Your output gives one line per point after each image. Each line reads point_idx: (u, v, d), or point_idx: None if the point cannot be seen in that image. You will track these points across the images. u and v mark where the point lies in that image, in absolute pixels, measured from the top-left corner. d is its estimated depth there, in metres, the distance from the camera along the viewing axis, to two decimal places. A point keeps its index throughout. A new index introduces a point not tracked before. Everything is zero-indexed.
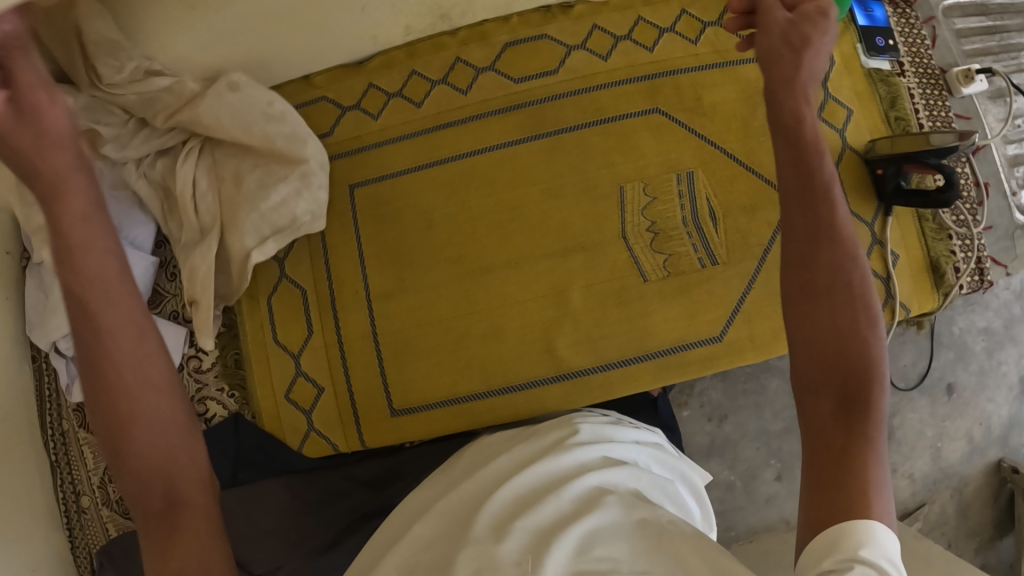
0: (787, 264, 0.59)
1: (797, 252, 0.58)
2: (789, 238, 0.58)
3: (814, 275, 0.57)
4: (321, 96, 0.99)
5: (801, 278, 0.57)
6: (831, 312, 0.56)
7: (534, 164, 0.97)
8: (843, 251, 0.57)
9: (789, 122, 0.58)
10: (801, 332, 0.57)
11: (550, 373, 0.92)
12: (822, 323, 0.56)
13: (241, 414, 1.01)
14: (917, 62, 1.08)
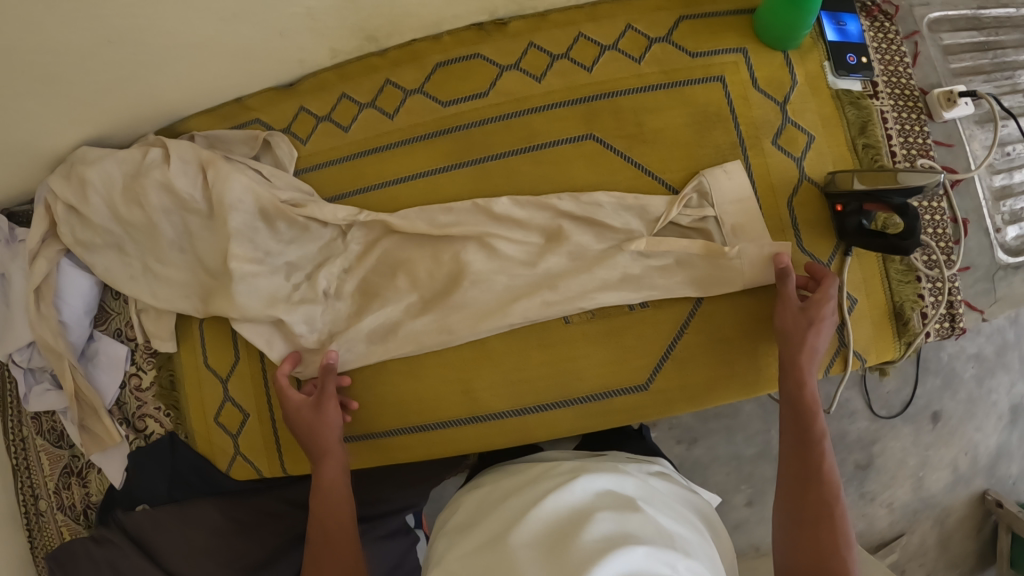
0: (783, 488, 0.80)
1: (804, 483, 0.78)
2: (792, 469, 0.80)
3: (804, 479, 0.78)
4: (256, 118, 1.05)
5: (810, 495, 0.77)
6: (816, 516, 0.75)
7: (457, 193, 0.94)
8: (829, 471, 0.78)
9: (796, 404, 0.82)
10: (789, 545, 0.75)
11: (467, 413, 0.91)
12: (814, 520, 0.75)
13: (176, 434, 1.07)
14: (892, 82, 0.98)
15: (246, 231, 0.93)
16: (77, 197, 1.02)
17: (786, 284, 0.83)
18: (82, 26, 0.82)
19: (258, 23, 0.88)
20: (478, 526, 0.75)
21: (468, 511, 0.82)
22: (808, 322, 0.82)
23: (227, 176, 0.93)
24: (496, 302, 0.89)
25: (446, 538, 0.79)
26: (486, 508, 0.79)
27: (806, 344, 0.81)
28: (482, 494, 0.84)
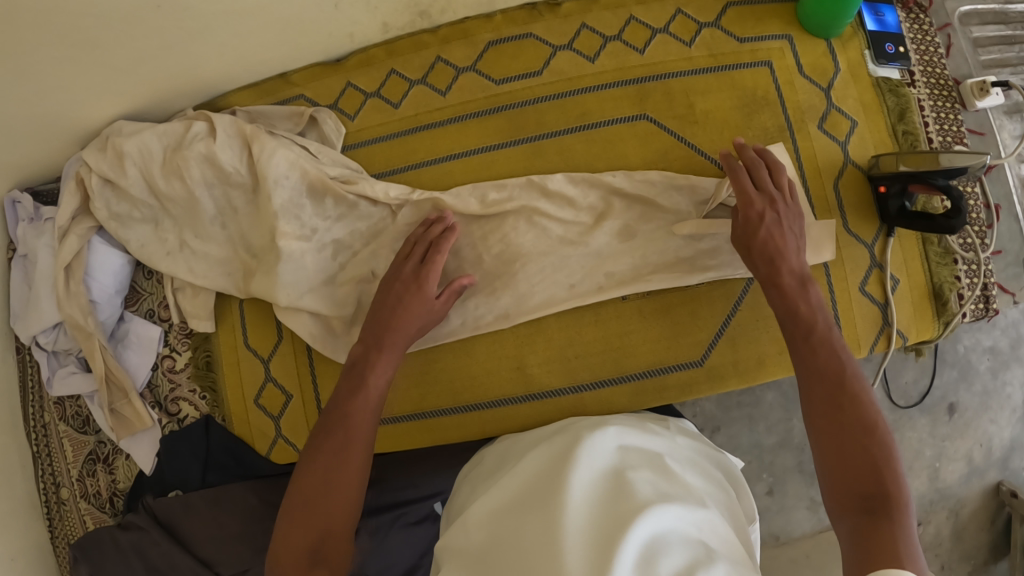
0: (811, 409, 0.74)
1: (825, 382, 0.74)
2: (809, 401, 0.74)
3: (827, 385, 0.74)
4: (300, 95, 1.04)
5: (830, 404, 0.72)
6: (847, 416, 0.71)
7: (509, 169, 0.95)
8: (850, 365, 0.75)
9: (783, 312, 0.80)
10: (825, 462, 0.70)
11: (521, 391, 0.90)
12: (847, 434, 0.70)
13: (212, 417, 1.04)
14: (928, 72, 1.01)
15: (294, 205, 0.93)
16: (114, 171, 1.00)
17: (738, 178, 0.82)
18: None
19: None
20: (507, 481, 0.76)
21: (492, 463, 0.84)
22: (766, 245, 0.81)
23: (272, 151, 0.92)
24: (546, 279, 0.89)
25: (471, 487, 0.81)
26: (508, 464, 0.81)
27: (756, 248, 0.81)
28: (506, 448, 0.86)
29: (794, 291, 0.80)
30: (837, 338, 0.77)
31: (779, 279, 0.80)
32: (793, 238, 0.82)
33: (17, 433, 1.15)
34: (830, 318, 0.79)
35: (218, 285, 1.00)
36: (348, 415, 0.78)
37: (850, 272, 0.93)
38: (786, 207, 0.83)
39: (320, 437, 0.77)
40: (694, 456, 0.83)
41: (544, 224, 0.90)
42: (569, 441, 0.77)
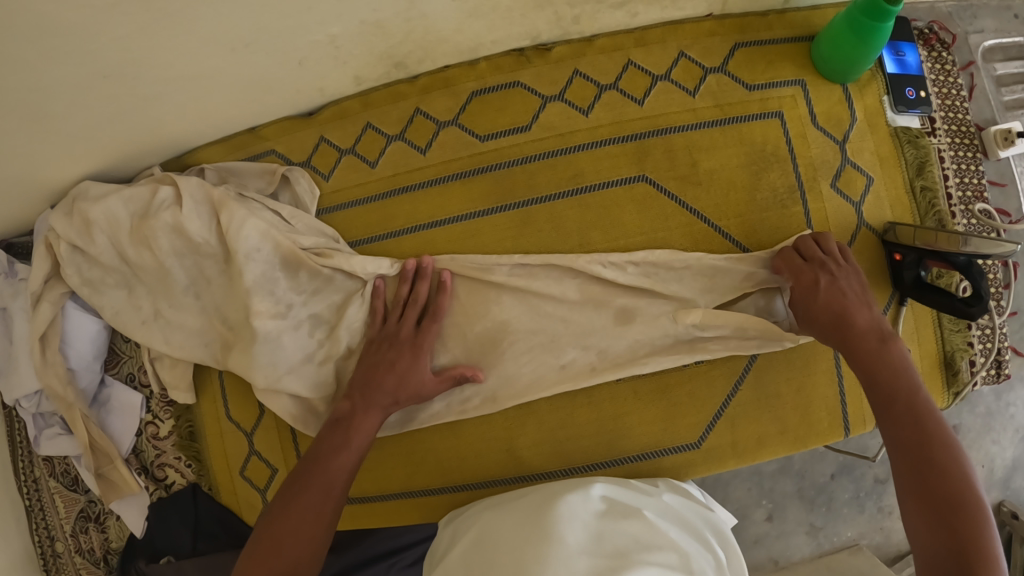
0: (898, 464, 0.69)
1: (904, 448, 0.69)
2: (898, 446, 0.70)
3: (912, 445, 0.69)
4: (271, 150, 0.94)
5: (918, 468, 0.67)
6: (938, 493, 0.65)
7: (499, 239, 0.86)
8: (938, 424, 0.70)
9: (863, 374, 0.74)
10: (915, 507, 0.66)
11: (512, 474, 0.87)
12: (934, 493, 0.65)
13: (198, 485, 1.03)
14: (950, 118, 0.94)
15: (267, 279, 0.86)
16: (83, 238, 0.93)
17: (789, 270, 0.80)
18: (75, 61, 0.73)
19: (273, 50, 0.79)
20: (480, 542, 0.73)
21: (472, 515, 0.81)
22: (830, 297, 0.77)
23: (241, 221, 0.85)
24: (541, 359, 0.85)
25: (450, 538, 0.79)
26: (486, 518, 0.78)
27: (822, 311, 0.77)
28: (491, 500, 0.82)
29: (877, 352, 0.75)
30: (927, 403, 0.71)
31: (857, 342, 0.75)
32: (857, 299, 0.78)
33: (9, 489, 1.15)
34: (918, 381, 0.73)
35: (197, 356, 0.95)
36: (328, 465, 0.75)
37: None
38: (842, 271, 0.79)
39: (298, 489, 0.73)
40: (682, 517, 0.77)
41: (537, 301, 0.85)
42: (543, 507, 0.74)
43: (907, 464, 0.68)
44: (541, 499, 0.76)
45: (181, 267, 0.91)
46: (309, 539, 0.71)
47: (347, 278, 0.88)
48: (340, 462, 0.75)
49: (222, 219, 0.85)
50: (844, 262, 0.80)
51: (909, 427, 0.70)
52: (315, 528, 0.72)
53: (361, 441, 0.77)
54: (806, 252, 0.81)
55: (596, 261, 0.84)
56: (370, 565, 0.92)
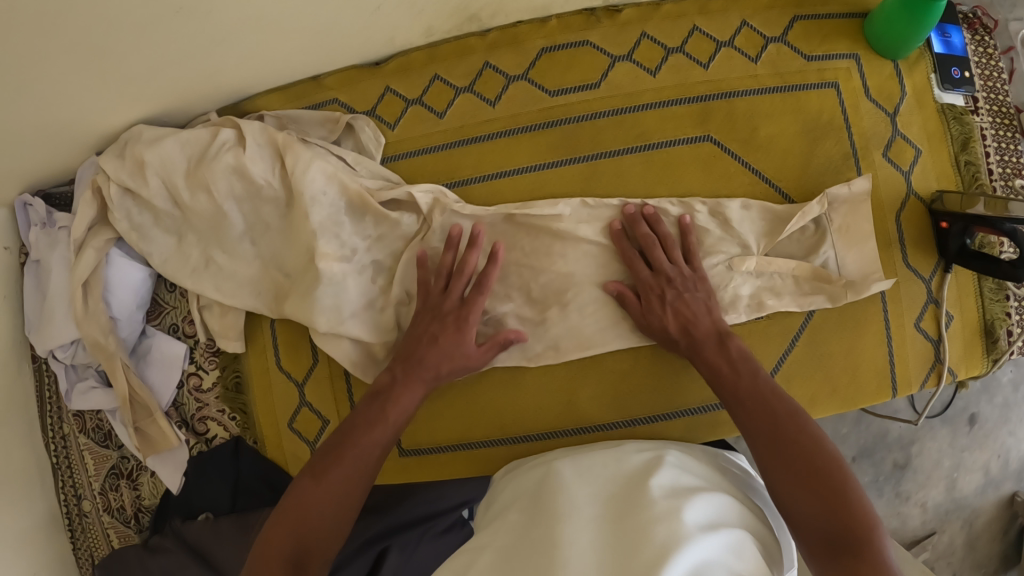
0: (761, 445, 0.72)
1: (765, 429, 0.72)
2: (764, 454, 0.71)
3: (770, 427, 0.72)
4: (334, 99, 0.95)
5: (775, 447, 0.70)
6: (812, 470, 0.67)
7: (567, 191, 0.88)
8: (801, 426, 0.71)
9: (711, 377, 0.78)
10: (799, 503, 0.66)
11: (572, 423, 0.87)
12: (794, 460, 0.68)
13: (242, 439, 1.01)
14: (991, 99, 0.98)
15: (333, 223, 0.87)
16: (135, 180, 0.93)
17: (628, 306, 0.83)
18: None
19: None
20: (539, 497, 0.72)
21: (509, 474, 0.81)
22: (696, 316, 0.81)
23: (307, 163, 0.86)
24: (602, 311, 0.85)
25: (505, 495, 0.78)
26: (541, 479, 0.76)
27: (668, 332, 0.81)
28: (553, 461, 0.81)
29: (716, 354, 0.79)
30: (769, 385, 0.75)
31: (704, 351, 0.80)
32: (699, 304, 0.81)
33: (36, 444, 1.14)
34: (759, 368, 0.78)
35: (247, 306, 0.93)
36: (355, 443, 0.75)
37: (906, 307, 0.91)
38: (686, 282, 0.82)
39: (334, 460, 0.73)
40: (748, 496, 0.76)
41: (599, 255, 0.85)
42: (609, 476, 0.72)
43: (766, 446, 0.71)
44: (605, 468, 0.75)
45: (235, 214, 0.90)
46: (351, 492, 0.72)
47: (411, 222, 0.89)
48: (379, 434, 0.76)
49: (287, 160, 0.86)
50: (686, 270, 0.82)
51: (771, 409, 0.73)
52: (355, 493, 0.72)
53: (383, 432, 0.77)
54: (654, 262, 0.82)
55: (666, 200, 0.86)
56: (405, 530, 0.88)
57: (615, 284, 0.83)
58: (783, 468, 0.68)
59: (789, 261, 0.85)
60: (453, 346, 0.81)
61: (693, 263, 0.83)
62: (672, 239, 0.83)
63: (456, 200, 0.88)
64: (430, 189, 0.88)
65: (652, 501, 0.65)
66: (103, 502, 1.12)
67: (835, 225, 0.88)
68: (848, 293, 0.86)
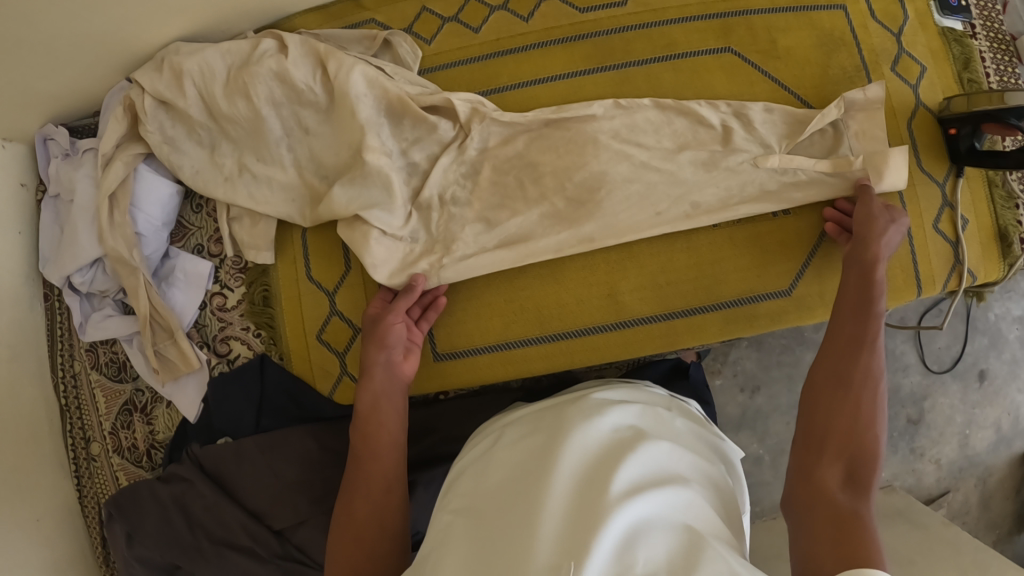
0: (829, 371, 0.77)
1: (836, 362, 0.77)
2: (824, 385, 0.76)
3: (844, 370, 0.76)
4: (370, 19, 0.98)
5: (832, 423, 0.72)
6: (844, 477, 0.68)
7: (600, 95, 0.92)
8: (868, 352, 0.76)
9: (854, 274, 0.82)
10: (811, 459, 0.71)
11: (612, 318, 0.89)
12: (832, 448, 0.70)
13: (267, 356, 0.98)
14: (988, 26, 1.04)
15: (373, 135, 0.87)
16: (172, 92, 0.93)
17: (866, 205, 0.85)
18: None
19: None
20: (504, 454, 0.74)
21: (499, 427, 0.82)
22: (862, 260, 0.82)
23: (351, 67, 0.86)
24: (634, 208, 0.87)
25: (478, 447, 0.80)
26: (511, 430, 0.78)
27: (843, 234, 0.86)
28: (522, 414, 0.83)
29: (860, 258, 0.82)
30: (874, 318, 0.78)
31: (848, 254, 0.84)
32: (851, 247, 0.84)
33: (45, 384, 1.10)
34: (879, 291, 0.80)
35: (280, 212, 0.93)
36: (376, 428, 0.76)
37: (924, 209, 0.94)
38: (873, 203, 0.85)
39: (356, 466, 0.74)
40: (698, 436, 0.82)
41: (631, 154, 0.88)
42: (563, 420, 0.74)
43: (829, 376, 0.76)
44: (558, 411, 0.78)
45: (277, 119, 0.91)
46: (387, 491, 0.71)
47: (448, 128, 0.89)
48: (393, 416, 0.77)
49: (331, 67, 0.86)
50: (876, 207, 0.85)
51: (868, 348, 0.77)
52: (388, 478, 0.73)
53: (369, 398, 0.78)
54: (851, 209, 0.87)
55: (695, 100, 0.89)
56: (427, 466, 0.99)
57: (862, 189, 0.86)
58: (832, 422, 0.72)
59: (810, 159, 0.86)
60: (396, 332, 0.83)
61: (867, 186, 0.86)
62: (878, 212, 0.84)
63: (494, 108, 0.89)
64: (469, 99, 0.88)
65: (612, 451, 0.68)
66: (113, 442, 1.08)
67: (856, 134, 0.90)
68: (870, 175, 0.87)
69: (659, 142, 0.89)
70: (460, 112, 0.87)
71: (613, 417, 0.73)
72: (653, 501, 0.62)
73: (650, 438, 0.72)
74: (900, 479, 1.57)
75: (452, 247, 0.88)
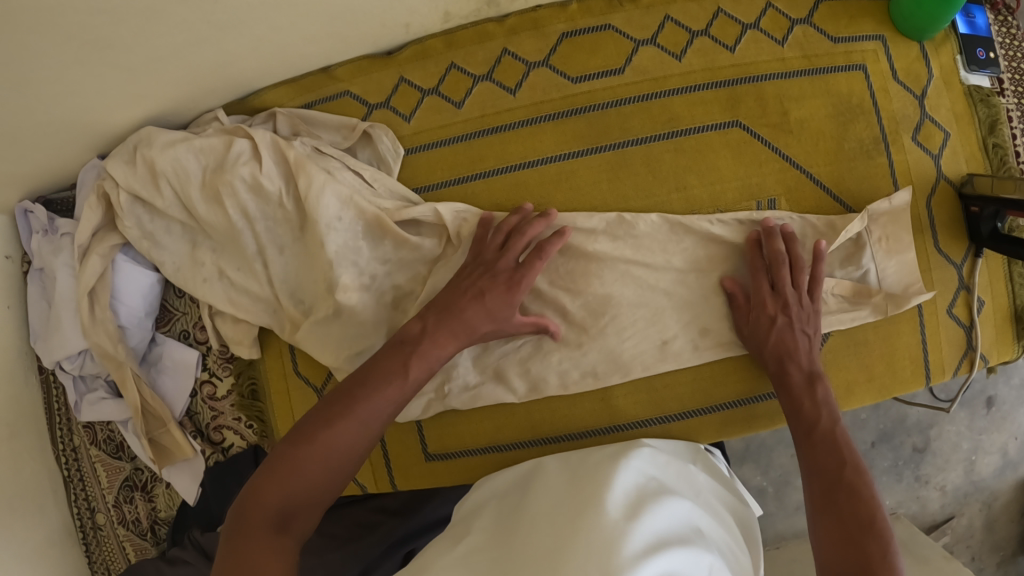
0: (819, 484, 0.75)
1: (823, 475, 0.75)
2: (817, 495, 0.74)
3: (823, 468, 0.76)
4: (345, 91, 0.93)
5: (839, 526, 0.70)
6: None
7: (593, 181, 0.87)
8: (853, 468, 0.75)
9: (789, 406, 0.80)
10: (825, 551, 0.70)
11: (604, 423, 0.87)
12: (846, 547, 0.68)
13: (260, 446, 1.00)
14: (1016, 80, 0.95)
15: (350, 248, 0.86)
16: (148, 189, 0.91)
17: (736, 310, 0.83)
18: None
19: None
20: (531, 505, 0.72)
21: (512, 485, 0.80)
22: (754, 336, 0.81)
23: (321, 187, 0.85)
24: (629, 306, 0.84)
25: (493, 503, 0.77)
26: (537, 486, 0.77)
27: (765, 348, 0.81)
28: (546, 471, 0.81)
29: (802, 390, 0.80)
30: (844, 434, 0.78)
31: (788, 377, 0.81)
32: (806, 339, 0.81)
33: (47, 457, 1.11)
34: (840, 416, 0.79)
35: (263, 322, 0.93)
36: (333, 429, 0.67)
37: (938, 294, 0.90)
38: (801, 311, 0.81)
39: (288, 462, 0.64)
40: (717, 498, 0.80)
41: (624, 249, 0.84)
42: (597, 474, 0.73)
43: (814, 488, 0.75)
44: (581, 469, 0.77)
45: (254, 230, 0.89)
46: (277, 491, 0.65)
47: (433, 245, 0.87)
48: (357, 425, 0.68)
49: (301, 183, 0.85)
50: (781, 294, 0.81)
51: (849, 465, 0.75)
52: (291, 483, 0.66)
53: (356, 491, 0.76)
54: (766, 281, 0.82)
55: (706, 218, 0.84)
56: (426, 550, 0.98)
57: (733, 281, 0.82)
58: (836, 525, 0.71)
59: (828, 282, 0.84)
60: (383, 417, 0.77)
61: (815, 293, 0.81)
62: (781, 286, 0.81)
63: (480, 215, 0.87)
64: (456, 211, 0.87)
65: (642, 505, 0.66)
66: (118, 515, 1.10)
67: (873, 235, 0.85)
68: (887, 305, 0.85)
69: (655, 239, 0.84)
70: (447, 222, 0.86)
71: (644, 478, 0.73)
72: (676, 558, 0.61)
73: (673, 497, 0.71)
74: (904, 506, 1.56)
75: (449, 373, 0.86)
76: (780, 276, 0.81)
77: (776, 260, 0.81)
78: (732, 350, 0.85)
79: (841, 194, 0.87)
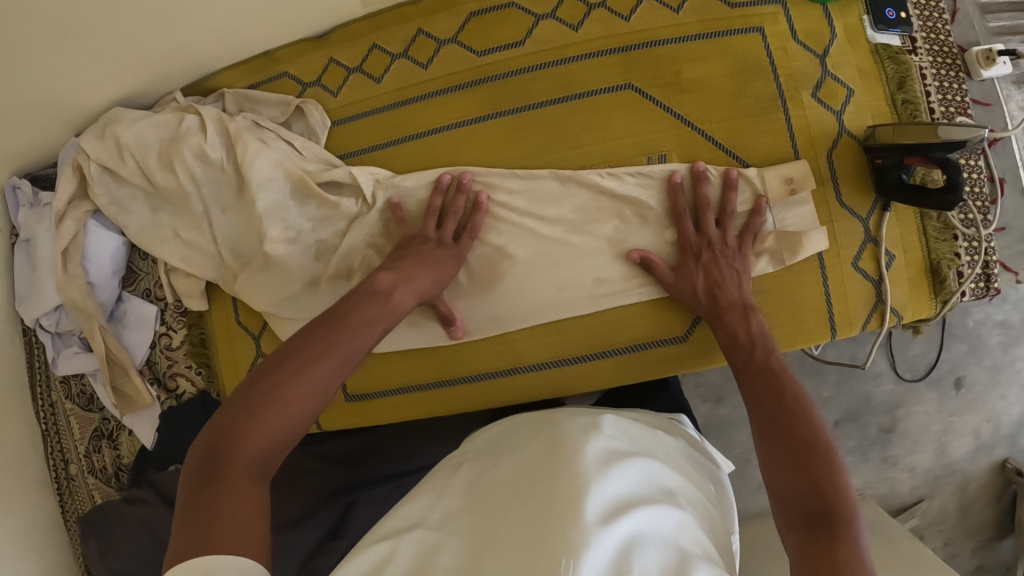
0: (766, 419, 0.75)
1: (764, 401, 0.76)
2: (767, 428, 0.73)
3: (764, 398, 0.76)
4: (284, 71, 1.01)
5: (789, 454, 0.69)
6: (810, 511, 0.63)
7: (495, 144, 0.93)
8: (795, 398, 0.75)
9: (726, 341, 0.83)
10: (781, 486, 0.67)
11: (502, 365, 0.92)
12: (800, 476, 0.66)
13: (208, 392, 1.08)
14: (931, 37, 0.98)
15: (280, 206, 0.93)
16: (114, 159, 1.00)
17: (654, 272, 0.86)
18: None
19: None
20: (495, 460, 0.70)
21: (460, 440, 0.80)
22: (678, 285, 0.85)
23: (256, 152, 0.93)
24: (535, 258, 0.89)
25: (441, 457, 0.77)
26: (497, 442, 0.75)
27: (692, 292, 0.85)
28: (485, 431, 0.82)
29: (735, 322, 0.83)
30: (780, 362, 0.80)
31: (716, 313, 0.84)
32: (732, 273, 0.85)
33: (27, 412, 1.20)
34: (774, 344, 0.82)
35: (208, 276, 1.01)
36: (310, 369, 0.64)
37: (843, 246, 0.91)
38: (718, 248, 0.85)
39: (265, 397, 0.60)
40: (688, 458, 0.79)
41: (530, 204, 0.89)
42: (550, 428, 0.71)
43: (763, 420, 0.75)
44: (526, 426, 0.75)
45: (200, 192, 0.97)
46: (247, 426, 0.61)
47: (351, 204, 0.93)
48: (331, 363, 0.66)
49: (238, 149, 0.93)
50: (694, 239, 0.85)
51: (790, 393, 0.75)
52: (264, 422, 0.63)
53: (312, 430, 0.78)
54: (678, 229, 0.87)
55: (597, 171, 0.89)
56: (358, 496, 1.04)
57: (639, 253, 0.86)
58: (787, 455, 0.69)
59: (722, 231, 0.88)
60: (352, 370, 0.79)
61: (724, 228, 0.85)
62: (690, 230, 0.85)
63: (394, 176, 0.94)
64: (371, 173, 0.94)
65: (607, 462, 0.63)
66: (89, 463, 1.19)
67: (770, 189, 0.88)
68: (785, 252, 0.88)
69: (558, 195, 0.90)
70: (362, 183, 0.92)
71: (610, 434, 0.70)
72: (644, 518, 0.57)
73: (641, 454, 0.68)
74: (871, 488, 1.46)
75: None
76: (686, 222, 0.85)
77: (680, 208, 0.86)
78: (629, 298, 0.89)
79: (738, 150, 0.90)
